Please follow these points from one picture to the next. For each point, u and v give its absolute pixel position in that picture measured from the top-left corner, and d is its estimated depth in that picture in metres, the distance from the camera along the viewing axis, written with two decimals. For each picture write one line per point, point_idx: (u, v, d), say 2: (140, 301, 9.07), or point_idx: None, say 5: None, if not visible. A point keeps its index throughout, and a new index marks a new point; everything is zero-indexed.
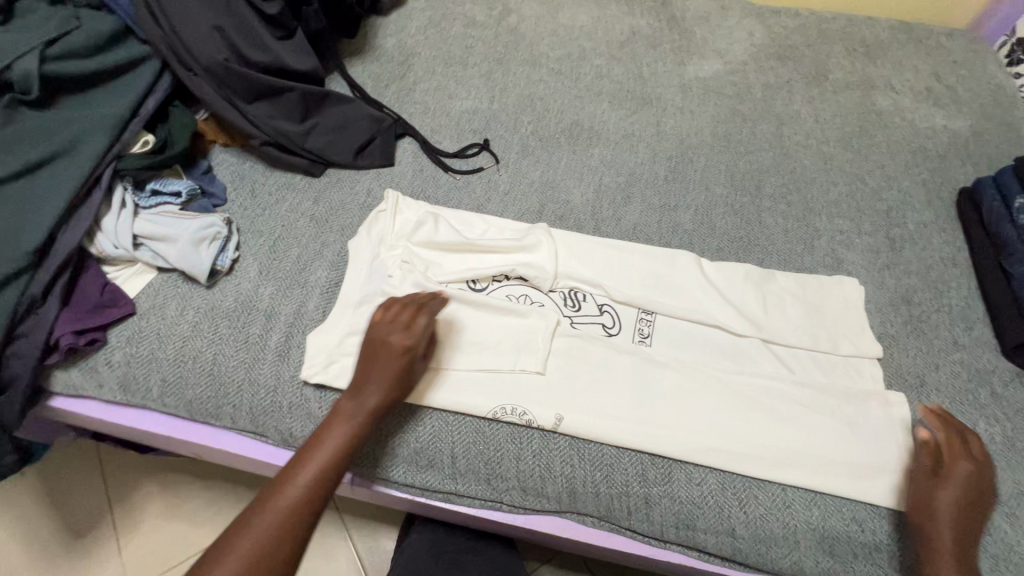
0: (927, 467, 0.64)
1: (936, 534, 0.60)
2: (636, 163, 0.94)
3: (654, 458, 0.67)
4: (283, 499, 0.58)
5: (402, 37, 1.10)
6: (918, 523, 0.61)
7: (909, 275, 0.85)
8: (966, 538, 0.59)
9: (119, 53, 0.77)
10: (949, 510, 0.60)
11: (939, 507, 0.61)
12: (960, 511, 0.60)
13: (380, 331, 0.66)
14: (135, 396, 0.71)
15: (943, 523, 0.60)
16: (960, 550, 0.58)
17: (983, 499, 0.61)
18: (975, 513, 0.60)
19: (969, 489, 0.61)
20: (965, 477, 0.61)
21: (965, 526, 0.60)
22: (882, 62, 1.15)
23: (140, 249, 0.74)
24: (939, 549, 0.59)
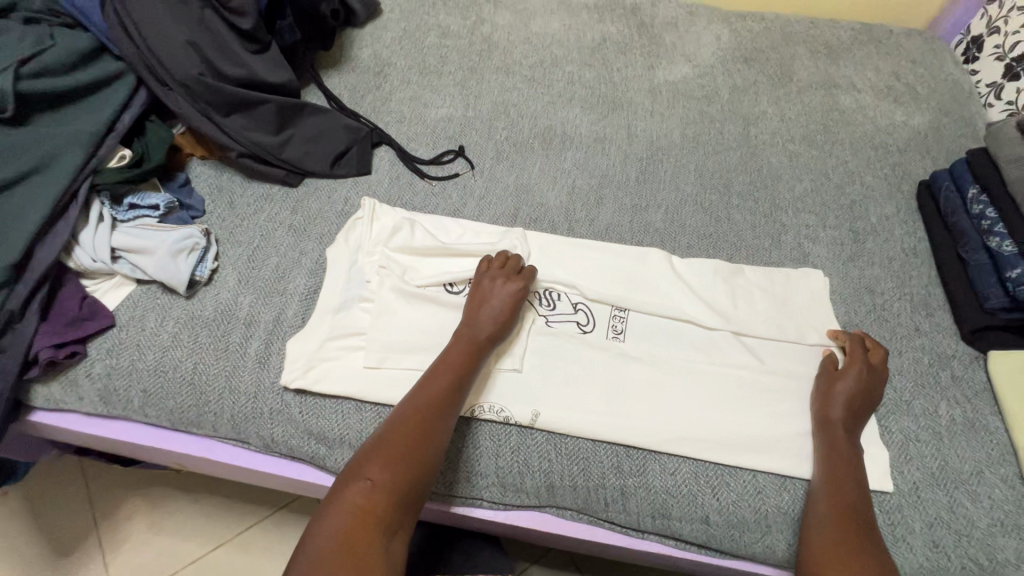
0: (829, 367, 0.74)
1: (829, 416, 0.69)
2: (608, 165, 0.97)
3: (629, 450, 0.69)
4: (379, 447, 0.59)
5: (378, 48, 1.12)
6: (817, 411, 0.71)
7: (872, 265, 0.88)
8: (855, 421, 0.69)
9: (94, 70, 0.78)
10: (841, 397, 0.70)
11: (832, 395, 0.70)
12: (850, 396, 0.70)
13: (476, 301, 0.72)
14: (116, 407, 0.71)
15: (835, 407, 0.69)
16: (848, 430, 0.68)
17: (873, 391, 0.71)
18: (866, 401, 0.70)
19: (862, 381, 0.71)
20: (860, 372, 0.71)
21: (854, 408, 0.69)
22: (843, 63, 1.19)
23: (118, 262, 0.74)
24: (831, 428, 0.68)
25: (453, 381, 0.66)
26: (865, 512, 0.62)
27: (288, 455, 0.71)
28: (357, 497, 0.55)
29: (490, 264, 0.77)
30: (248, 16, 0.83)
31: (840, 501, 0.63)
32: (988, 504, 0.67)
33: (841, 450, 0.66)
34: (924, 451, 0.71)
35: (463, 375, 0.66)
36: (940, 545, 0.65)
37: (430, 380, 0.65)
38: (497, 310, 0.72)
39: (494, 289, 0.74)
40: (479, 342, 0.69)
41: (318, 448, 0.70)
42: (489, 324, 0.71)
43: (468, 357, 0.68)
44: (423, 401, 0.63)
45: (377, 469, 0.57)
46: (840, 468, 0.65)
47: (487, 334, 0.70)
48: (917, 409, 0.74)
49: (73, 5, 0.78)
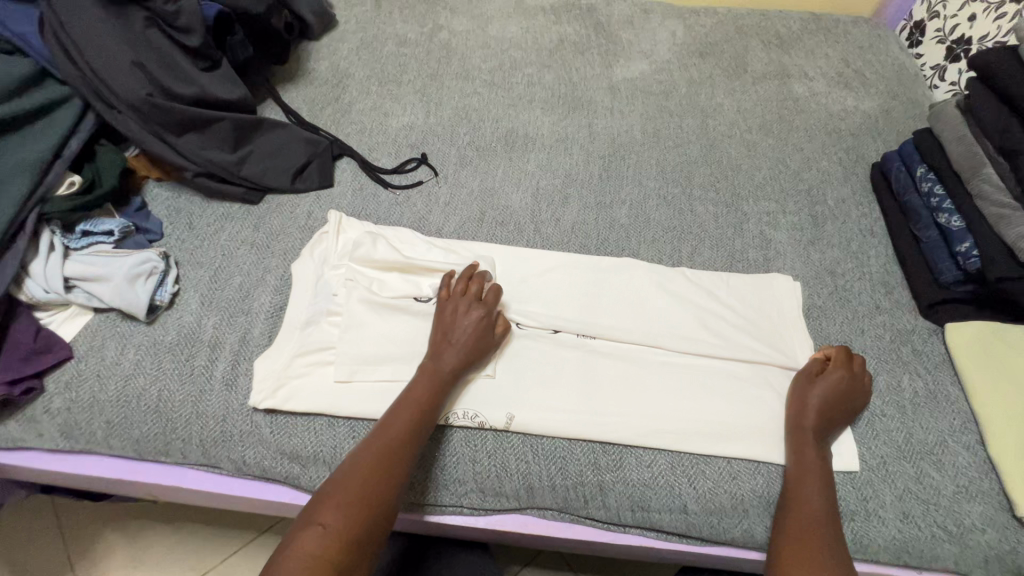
0: (813, 371, 0.74)
1: (803, 420, 0.69)
2: (571, 164, 0.98)
3: (606, 446, 0.70)
4: (337, 487, 0.58)
5: (335, 60, 1.11)
6: (789, 415, 0.71)
7: (832, 248, 0.90)
8: (829, 426, 0.69)
9: (36, 96, 0.75)
10: (818, 401, 0.70)
11: (807, 398, 0.71)
12: (828, 402, 0.70)
13: (439, 334, 0.71)
14: (78, 442, 0.69)
15: (809, 410, 0.70)
16: (820, 434, 0.68)
17: (852, 400, 0.71)
18: (842, 408, 0.70)
19: (842, 388, 0.71)
20: (841, 378, 0.71)
21: (831, 414, 0.69)
22: (795, 52, 1.22)
23: (72, 292, 0.72)
24: (804, 433, 0.68)
25: (414, 417, 0.64)
26: (831, 513, 0.63)
27: (262, 476, 0.69)
28: (308, 546, 0.53)
29: (452, 291, 0.74)
30: (196, 33, 0.82)
31: (803, 502, 0.64)
32: (953, 472, 0.69)
33: (811, 455, 0.67)
34: (890, 424, 0.73)
35: (426, 411, 0.65)
36: (910, 515, 0.67)
37: (392, 417, 0.64)
38: (465, 341, 0.70)
39: (460, 316, 0.72)
40: (444, 375, 0.68)
41: (293, 468, 0.68)
42: (454, 355, 0.69)
43: (433, 391, 0.66)
44: (383, 441, 0.62)
45: (329, 515, 0.55)
46: (808, 466, 0.66)
47: (452, 367, 0.68)
48: (881, 385, 0.76)
49: (7, 29, 0.75)
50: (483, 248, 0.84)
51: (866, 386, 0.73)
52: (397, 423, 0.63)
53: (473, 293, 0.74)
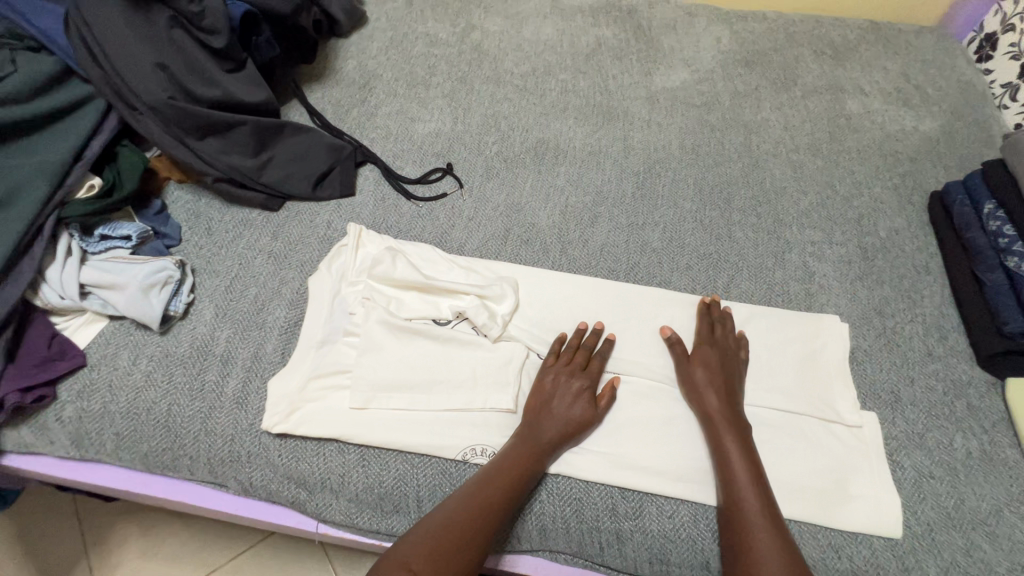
0: (681, 354, 0.73)
1: (709, 408, 0.67)
2: (603, 180, 0.93)
3: (625, 492, 0.65)
4: (430, 531, 0.57)
5: (364, 59, 1.08)
6: (692, 404, 0.70)
7: (883, 284, 0.83)
8: (733, 403, 0.68)
9: (58, 96, 0.74)
10: (704, 382, 0.69)
11: (699, 384, 0.70)
12: (713, 380, 0.69)
13: (541, 388, 0.69)
14: (88, 451, 0.68)
15: (706, 393, 0.69)
16: (729, 415, 0.67)
17: (734, 375, 0.71)
18: (729, 380, 0.70)
19: (715, 363, 0.71)
20: (709, 355, 0.72)
21: (718, 376, 0.70)
22: (850, 64, 1.14)
23: (88, 298, 0.71)
24: (719, 424, 0.66)
25: (490, 499, 0.60)
26: (766, 504, 0.60)
27: (268, 498, 0.68)
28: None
29: (557, 356, 0.72)
30: (222, 34, 0.79)
31: (738, 529, 0.59)
32: (1008, 548, 0.63)
33: (728, 446, 0.64)
34: (939, 488, 0.67)
35: (507, 497, 0.61)
36: None
37: (468, 497, 0.60)
38: (569, 394, 0.68)
39: (558, 376, 0.70)
40: (531, 455, 0.64)
41: (299, 493, 0.67)
42: (544, 426, 0.66)
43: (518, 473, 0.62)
44: (459, 524, 0.58)
45: (419, 562, 0.55)
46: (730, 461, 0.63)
47: (540, 443, 0.65)
48: (930, 442, 0.70)
49: (35, 27, 0.74)
50: (505, 268, 0.81)
51: (741, 355, 0.74)
52: (474, 506, 0.60)
53: (578, 361, 0.71)
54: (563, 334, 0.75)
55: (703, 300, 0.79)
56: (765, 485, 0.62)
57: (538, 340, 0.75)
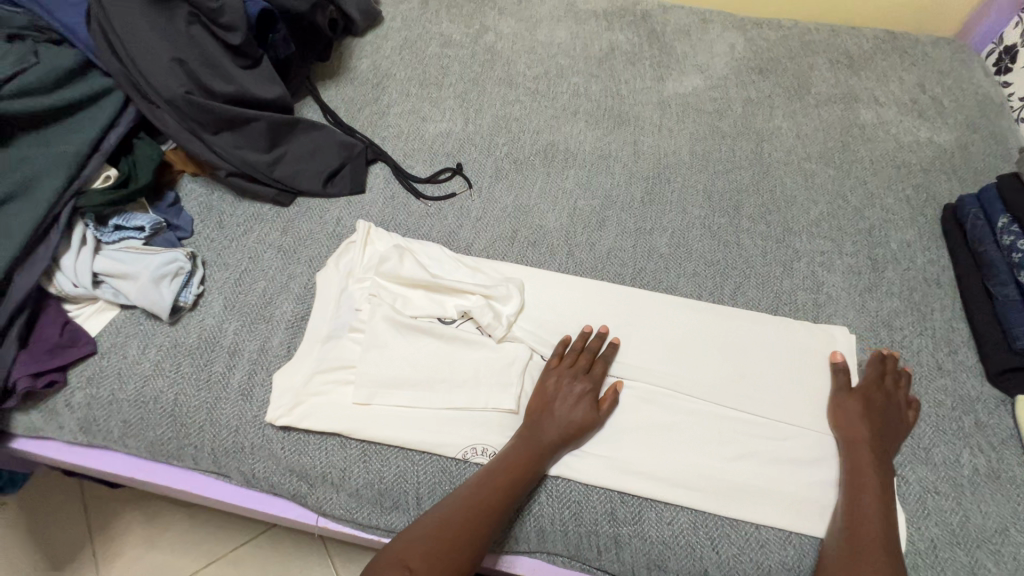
0: (844, 386, 0.72)
1: (858, 438, 0.67)
2: (611, 184, 0.93)
3: (625, 497, 0.65)
4: (439, 530, 0.58)
5: (378, 59, 1.09)
6: (837, 431, 0.69)
7: (892, 296, 0.83)
8: (883, 437, 0.67)
9: (78, 88, 0.75)
10: (858, 413, 0.69)
11: (848, 415, 0.69)
12: (870, 417, 0.68)
13: (549, 390, 0.69)
14: (96, 437, 0.70)
15: (858, 424, 0.68)
16: (877, 449, 0.66)
17: (894, 414, 0.69)
18: (886, 422, 0.68)
19: (875, 398, 0.70)
20: (872, 390, 0.71)
21: (879, 415, 0.68)
22: (866, 74, 1.13)
23: (100, 287, 0.72)
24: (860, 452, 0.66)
25: (483, 503, 0.60)
26: (887, 538, 0.59)
27: (269, 490, 0.68)
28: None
29: (560, 359, 0.72)
30: (238, 31, 0.80)
31: (852, 560, 0.58)
32: (1013, 567, 0.62)
33: (868, 476, 0.64)
34: (943, 504, 0.66)
35: (498, 502, 0.61)
36: None
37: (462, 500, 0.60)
38: (574, 397, 0.68)
39: (571, 380, 0.69)
40: (529, 461, 0.63)
41: (300, 486, 0.67)
42: (546, 431, 0.65)
43: (512, 477, 0.62)
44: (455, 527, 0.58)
45: (418, 559, 0.55)
46: (863, 488, 0.63)
47: (537, 448, 0.64)
48: (936, 457, 0.69)
49: (60, 22, 0.76)
50: (512, 269, 0.81)
51: (910, 413, 0.70)
52: (468, 510, 0.59)
53: (580, 364, 0.71)
54: (568, 336, 0.75)
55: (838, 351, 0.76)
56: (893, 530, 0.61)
57: (545, 344, 0.75)
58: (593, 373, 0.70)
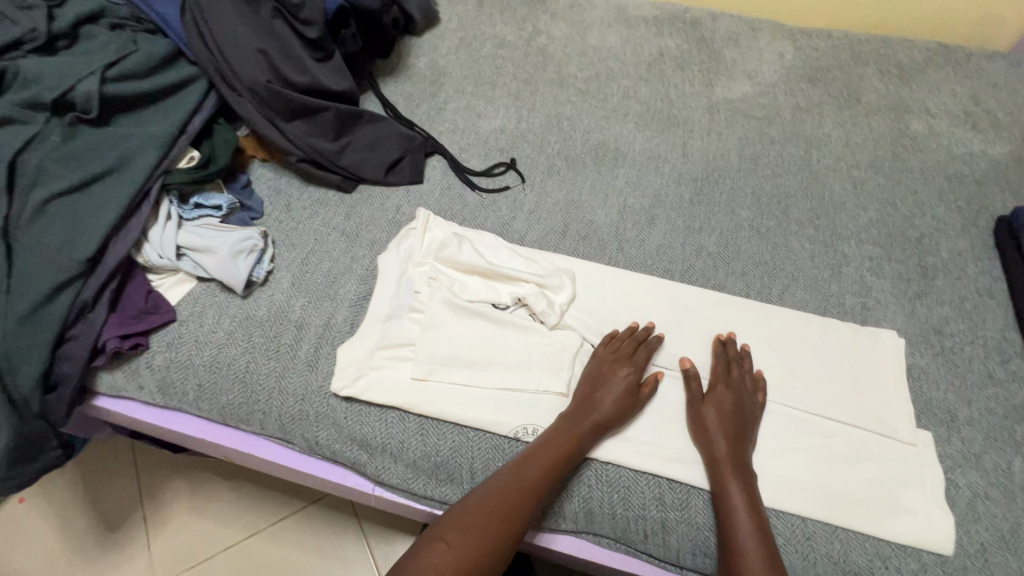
0: (695, 394, 0.71)
1: (716, 453, 0.66)
2: (661, 184, 0.95)
3: (672, 483, 0.67)
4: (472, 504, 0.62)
5: (435, 57, 1.13)
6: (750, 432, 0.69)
7: (942, 304, 0.83)
8: (740, 451, 0.66)
9: (169, 74, 0.82)
10: (715, 424, 0.68)
11: (708, 427, 0.68)
12: (724, 422, 0.68)
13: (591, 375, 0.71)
14: (172, 398, 0.75)
15: (714, 437, 0.67)
16: (735, 452, 0.66)
17: (745, 414, 0.70)
18: (738, 424, 0.68)
19: (728, 406, 0.69)
20: (724, 398, 0.70)
21: (728, 417, 0.68)
22: (917, 85, 1.13)
23: (182, 259, 0.77)
24: (721, 469, 0.65)
25: (508, 517, 0.61)
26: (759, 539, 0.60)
27: (330, 458, 0.72)
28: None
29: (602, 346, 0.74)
30: (316, 26, 0.85)
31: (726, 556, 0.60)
32: None
33: (732, 496, 0.63)
34: (994, 510, 0.66)
35: (528, 509, 0.62)
36: None
37: (484, 512, 0.61)
38: (616, 390, 0.69)
39: (616, 372, 0.71)
40: (556, 465, 0.64)
41: (360, 455, 0.71)
42: (585, 428, 0.67)
43: (541, 484, 0.63)
44: (468, 544, 0.59)
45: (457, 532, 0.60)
46: (731, 509, 0.62)
47: (568, 449, 0.65)
48: (988, 464, 0.69)
49: (155, 12, 0.83)
50: (565, 260, 0.84)
51: (757, 396, 0.72)
52: (491, 521, 0.60)
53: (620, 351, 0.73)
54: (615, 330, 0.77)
55: (719, 335, 0.77)
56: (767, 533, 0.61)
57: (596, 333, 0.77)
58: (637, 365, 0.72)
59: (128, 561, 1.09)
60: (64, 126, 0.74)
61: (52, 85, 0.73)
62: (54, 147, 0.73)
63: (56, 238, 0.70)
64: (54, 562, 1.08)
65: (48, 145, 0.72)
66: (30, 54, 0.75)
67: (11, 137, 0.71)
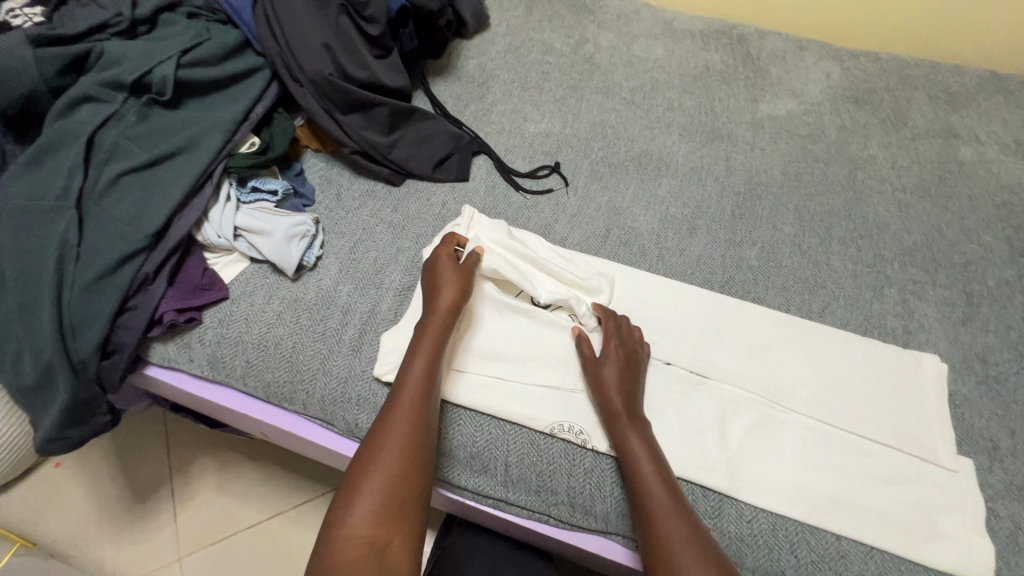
0: (587, 357, 0.73)
1: (613, 408, 0.68)
2: (703, 195, 0.96)
3: (706, 491, 0.68)
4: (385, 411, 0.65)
5: (484, 60, 1.15)
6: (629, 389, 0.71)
7: (987, 332, 0.82)
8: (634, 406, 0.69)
9: (237, 63, 0.85)
10: (614, 384, 0.69)
11: (606, 384, 0.69)
12: (619, 382, 0.69)
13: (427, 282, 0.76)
14: (220, 373, 0.77)
15: (610, 393, 0.69)
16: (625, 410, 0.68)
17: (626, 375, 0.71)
18: (630, 382, 0.70)
19: (621, 364, 0.71)
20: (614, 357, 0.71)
21: (628, 379, 0.70)
22: (966, 112, 1.12)
23: (238, 240, 0.80)
24: (618, 421, 0.67)
25: (420, 406, 0.64)
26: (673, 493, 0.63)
27: None
28: (343, 555, 0.55)
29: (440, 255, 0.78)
30: (379, 24, 0.88)
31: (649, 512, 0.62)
32: None
33: (636, 449, 0.65)
34: None
35: (428, 389, 0.66)
36: None
37: (395, 409, 0.64)
38: (450, 275, 0.74)
39: (435, 266, 0.76)
40: (432, 348, 0.68)
41: None
42: (443, 310, 0.71)
43: (430, 370, 0.67)
44: (397, 440, 0.62)
45: (372, 434, 0.63)
46: (632, 458, 0.65)
47: (442, 333, 0.70)
48: None
49: (229, 4, 0.87)
50: (605, 265, 0.85)
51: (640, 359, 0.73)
52: (406, 416, 0.63)
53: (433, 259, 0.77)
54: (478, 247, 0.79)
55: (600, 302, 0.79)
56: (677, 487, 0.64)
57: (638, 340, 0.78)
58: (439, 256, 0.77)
59: (155, 532, 1.12)
60: (140, 107, 0.78)
61: (132, 68, 0.77)
62: (130, 126, 0.77)
63: (125, 211, 0.74)
64: (85, 528, 1.12)
65: (124, 124, 0.77)
66: (114, 37, 0.80)
67: (92, 115, 0.76)
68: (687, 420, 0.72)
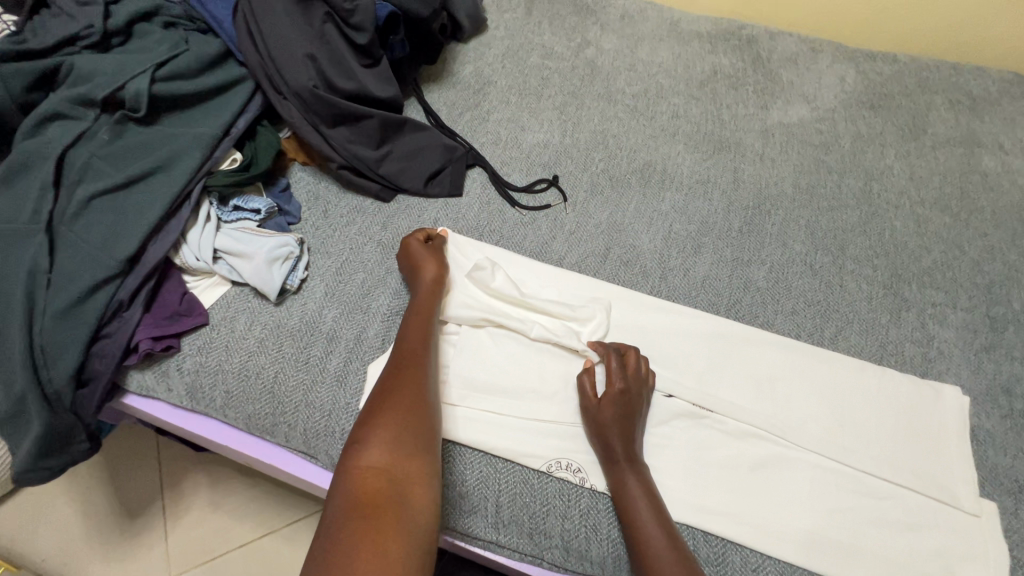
0: (588, 397, 0.68)
1: (612, 453, 0.64)
2: (710, 210, 0.91)
3: (709, 537, 0.64)
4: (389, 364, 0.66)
5: (480, 65, 1.10)
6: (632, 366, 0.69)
7: (1012, 361, 0.77)
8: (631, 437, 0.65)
9: (217, 75, 0.82)
10: (614, 429, 0.65)
11: (605, 428, 0.65)
12: (620, 421, 0.65)
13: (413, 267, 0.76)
14: (200, 404, 0.74)
15: (609, 437, 0.65)
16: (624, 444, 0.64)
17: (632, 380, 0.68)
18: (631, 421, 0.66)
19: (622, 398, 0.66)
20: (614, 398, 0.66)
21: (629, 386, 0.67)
22: (989, 118, 1.06)
23: (218, 263, 0.77)
24: (616, 464, 0.64)
25: (420, 353, 0.67)
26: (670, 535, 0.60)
27: None
28: (361, 485, 0.53)
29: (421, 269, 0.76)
30: (366, 32, 0.84)
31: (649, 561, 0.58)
32: None
33: (632, 490, 0.62)
34: None
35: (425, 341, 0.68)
36: None
37: (404, 364, 0.65)
38: (426, 278, 0.74)
39: (409, 249, 0.78)
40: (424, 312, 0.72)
41: None
42: (430, 277, 0.75)
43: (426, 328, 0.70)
44: (405, 382, 0.63)
45: (378, 386, 0.63)
46: (628, 499, 0.62)
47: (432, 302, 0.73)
48: None
49: (210, 13, 0.83)
50: (603, 292, 0.80)
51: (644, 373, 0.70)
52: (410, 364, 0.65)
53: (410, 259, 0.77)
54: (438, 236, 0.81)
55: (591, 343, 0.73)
56: (676, 533, 0.60)
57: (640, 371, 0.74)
58: (412, 253, 0.77)
59: (144, 551, 1.10)
60: (113, 124, 0.74)
61: (104, 83, 0.73)
62: (102, 145, 0.73)
63: (98, 235, 0.70)
64: (73, 547, 1.10)
65: (96, 143, 0.73)
66: (85, 50, 0.76)
67: (63, 133, 0.72)
68: (689, 458, 0.68)
